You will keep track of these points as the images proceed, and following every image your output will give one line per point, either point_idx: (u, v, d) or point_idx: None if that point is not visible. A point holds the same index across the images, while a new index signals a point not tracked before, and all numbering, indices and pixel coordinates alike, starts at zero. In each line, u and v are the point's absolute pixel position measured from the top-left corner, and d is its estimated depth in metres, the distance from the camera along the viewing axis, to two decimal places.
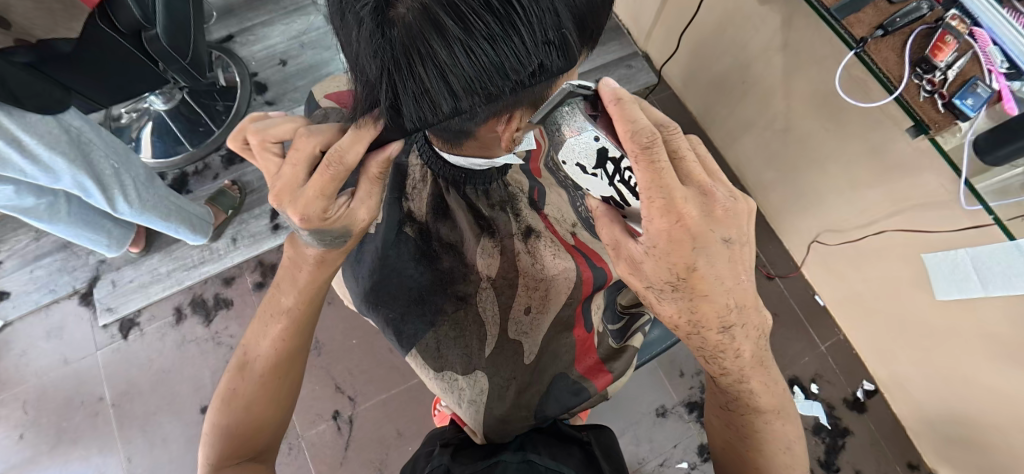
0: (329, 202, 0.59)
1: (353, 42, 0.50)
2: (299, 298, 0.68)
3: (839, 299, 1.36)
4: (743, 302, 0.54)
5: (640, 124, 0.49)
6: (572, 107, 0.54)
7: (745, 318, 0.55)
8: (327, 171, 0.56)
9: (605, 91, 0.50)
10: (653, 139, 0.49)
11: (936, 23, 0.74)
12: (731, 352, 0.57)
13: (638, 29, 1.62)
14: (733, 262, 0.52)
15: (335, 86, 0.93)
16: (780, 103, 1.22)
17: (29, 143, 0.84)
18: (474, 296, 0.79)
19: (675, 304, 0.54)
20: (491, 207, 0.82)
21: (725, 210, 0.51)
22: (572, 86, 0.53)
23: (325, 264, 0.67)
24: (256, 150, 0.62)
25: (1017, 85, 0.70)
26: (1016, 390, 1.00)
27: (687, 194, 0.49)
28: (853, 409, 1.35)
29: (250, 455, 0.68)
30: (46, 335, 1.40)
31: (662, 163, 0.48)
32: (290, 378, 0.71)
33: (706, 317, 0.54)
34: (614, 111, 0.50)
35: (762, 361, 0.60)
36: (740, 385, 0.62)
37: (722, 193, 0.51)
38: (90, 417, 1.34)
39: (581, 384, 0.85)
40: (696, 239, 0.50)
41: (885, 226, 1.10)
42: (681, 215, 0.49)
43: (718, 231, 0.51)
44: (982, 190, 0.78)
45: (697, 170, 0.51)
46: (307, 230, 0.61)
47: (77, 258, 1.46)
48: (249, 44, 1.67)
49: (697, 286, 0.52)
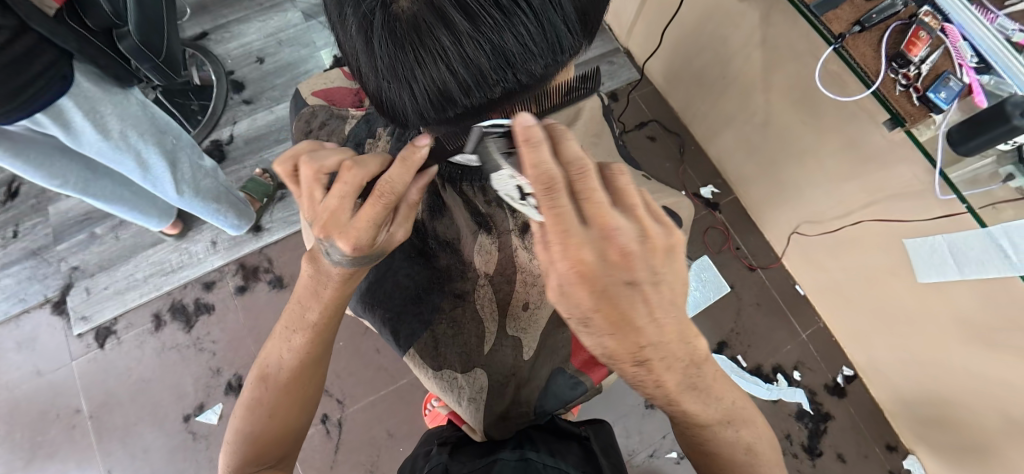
0: (377, 229, 0.57)
1: (354, 38, 0.49)
2: (323, 312, 0.66)
3: (819, 288, 1.40)
4: (660, 338, 0.49)
5: (545, 167, 0.47)
6: (489, 145, 0.54)
7: (664, 351, 0.50)
8: (380, 200, 0.55)
9: (519, 130, 0.48)
10: (553, 184, 0.47)
11: (910, 20, 0.76)
12: (651, 382, 0.53)
13: (619, 25, 1.63)
14: (642, 304, 0.47)
15: (322, 83, 0.91)
16: (760, 98, 1.24)
17: (106, 116, 0.87)
18: (471, 294, 0.81)
19: (594, 340, 0.50)
20: (489, 203, 0.78)
21: (625, 253, 0.46)
22: (482, 127, 0.54)
23: (351, 278, 0.64)
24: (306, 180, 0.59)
25: (985, 79, 0.71)
26: (987, 371, 1.04)
27: (583, 238, 0.46)
28: (834, 394, 1.40)
29: (271, 462, 0.66)
30: (17, 347, 1.34)
31: (563, 208, 0.46)
32: (313, 385, 0.71)
33: (618, 353, 0.50)
34: (524, 152, 0.48)
35: (691, 387, 0.55)
36: (673, 406, 0.57)
37: (627, 235, 0.47)
38: (66, 430, 1.29)
39: (580, 377, 0.78)
40: (597, 284, 0.46)
41: (862, 216, 1.14)
42: (577, 259, 0.46)
43: (618, 275, 0.46)
44: (955, 179, 0.81)
45: (603, 210, 0.47)
46: (350, 256, 0.59)
47: (48, 265, 1.40)
48: (224, 41, 1.63)
49: (606, 325, 0.48)
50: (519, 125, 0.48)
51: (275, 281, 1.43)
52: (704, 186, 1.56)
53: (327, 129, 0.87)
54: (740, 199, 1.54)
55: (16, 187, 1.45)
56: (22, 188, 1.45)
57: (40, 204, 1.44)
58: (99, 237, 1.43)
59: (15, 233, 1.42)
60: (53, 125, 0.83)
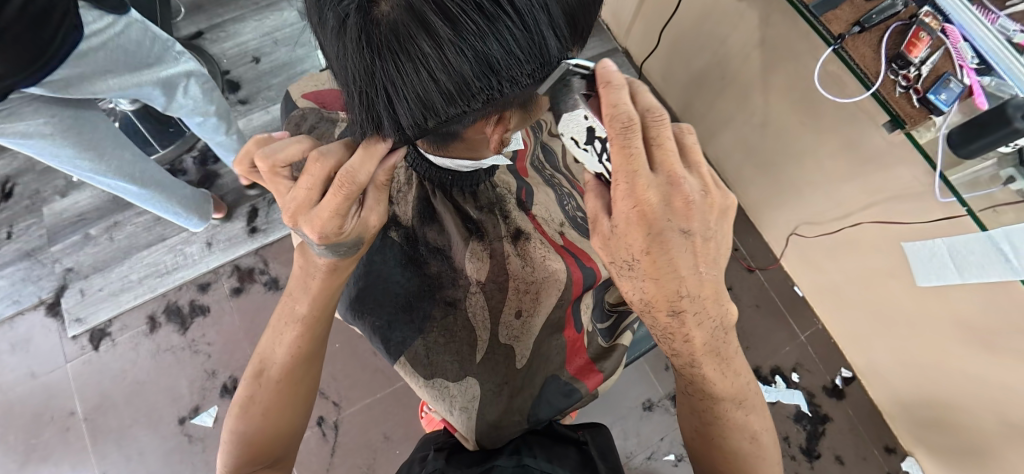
0: (343, 219, 0.58)
1: (335, 44, 0.48)
2: (312, 305, 0.66)
3: (817, 290, 1.39)
4: (698, 291, 0.51)
5: (624, 109, 0.49)
6: (568, 85, 0.52)
7: (699, 306, 0.52)
8: (341, 191, 0.55)
9: (601, 73, 0.50)
10: (630, 125, 0.48)
11: (910, 20, 0.74)
12: (679, 337, 0.54)
13: (618, 24, 1.62)
14: (690, 254, 0.50)
15: (313, 85, 0.91)
16: (759, 99, 1.23)
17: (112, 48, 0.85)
18: (464, 301, 0.79)
19: (632, 284, 0.53)
20: (479, 208, 0.82)
21: (689, 203, 0.49)
22: (568, 65, 0.51)
23: (336, 271, 0.66)
24: (265, 173, 0.59)
25: (986, 80, 0.70)
26: (987, 374, 1.03)
27: (650, 181, 0.48)
28: (832, 396, 1.39)
29: (267, 461, 0.67)
30: (12, 349, 1.34)
31: (635, 148, 0.48)
32: (305, 384, 0.69)
33: (655, 299, 0.52)
34: (603, 93, 0.50)
35: (715, 353, 0.56)
36: (692, 368, 0.58)
37: (691, 187, 0.50)
38: (61, 433, 1.29)
39: (573, 385, 0.85)
40: (655, 226, 0.49)
41: (860, 218, 1.13)
42: (641, 201, 0.48)
43: (676, 221, 0.49)
44: (954, 181, 0.80)
45: (672, 158, 0.49)
46: (323, 244, 0.61)
47: (42, 267, 1.39)
48: (220, 40, 1.62)
49: (650, 270, 0.50)
50: (600, 70, 0.50)
51: (271, 282, 1.42)
52: None
53: (317, 132, 0.86)
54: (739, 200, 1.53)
55: (11, 188, 1.44)
56: (17, 189, 1.44)
57: (34, 205, 1.43)
58: (93, 238, 1.42)
59: (9, 234, 1.41)
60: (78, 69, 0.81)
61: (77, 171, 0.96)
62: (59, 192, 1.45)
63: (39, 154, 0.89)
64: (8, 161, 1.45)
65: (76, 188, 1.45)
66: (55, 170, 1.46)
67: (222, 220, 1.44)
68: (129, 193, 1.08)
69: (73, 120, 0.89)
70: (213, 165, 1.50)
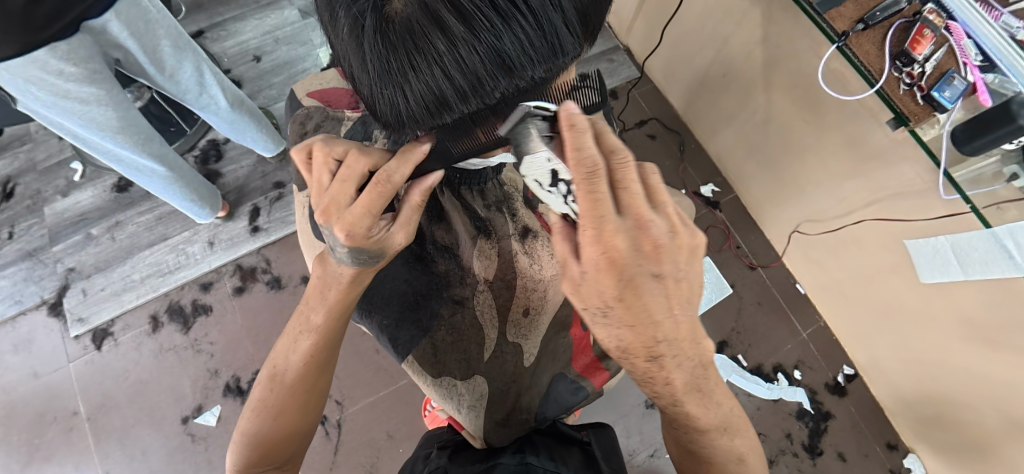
0: (374, 220, 0.59)
1: (348, 41, 0.48)
2: (329, 313, 0.67)
3: (819, 287, 1.39)
4: (675, 335, 0.49)
5: (587, 152, 0.47)
6: (529, 128, 0.53)
7: (677, 349, 0.50)
8: (378, 187, 0.57)
9: (565, 115, 0.48)
10: (594, 169, 0.47)
11: (914, 17, 0.75)
12: (660, 379, 0.52)
13: (619, 22, 1.61)
14: (663, 296, 0.48)
15: (318, 84, 0.91)
16: (761, 97, 1.24)
17: (155, 17, 0.90)
18: (471, 300, 0.81)
19: (608, 332, 0.50)
20: (487, 207, 0.80)
21: (658, 246, 0.47)
22: (528, 106, 0.52)
23: (358, 281, 0.66)
24: (315, 164, 0.61)
25: (990, 77, 0.69)
26: (989, 370, 1.04)
27: (617, 227, 0.46)
28: (834, 393, 1.39)
29: (277, 463, 0.67)
30: (14, 349, 1.33)
31: (601, 194, 0.47)
32: (318, 387, 0.70)
33: (632, 346, 0.50)
34: (567, 136, 0.48)
35: (697, 390, 0.54)
36: (676, 407, 0.56)
37: (661, 229, 0.47)
38: (65, 433, 1.29)
39: (579, 383, 0.83)
40: (626, 272, 0.47)
41: (862, 216, 1.13)
42: (608, 246, 0.46)
43: (647, 266, 0.47)
44: (959, 178, 0.79)
45: (637, 201, 0.47)
46: (347, 247, 0.60)
47: (43, 267, 1.39)
48: (221, 40, 1.61)
49: (625, 316, 0.48)
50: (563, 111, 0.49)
51: (274, 281, 1.42)
52: (704, 185, 1.55)
53: (323, 131, 0.86)
54: (741, 198, 1.53)
55: (12, 188, 1.43)
56: (18, 189, 1.43)
57: (36, 205, 1.43)
58: (95, 238, 1.41)
59: (10, 234, 1.40)
60: (127, 27, 0.85)
61: (112, 147, 0.97)
62: (61, 192, 1.44)
63: (83, 126, 0.89)
64: (8, 161, 1.45)
65: (77, 187, 1.45)
66: (56, 169, 1.46)
67: (224, 219, 1.44)
68: (152, 176, 1.09)
69: (121, 92, 0.91)
70: (214, 164, 1.50)
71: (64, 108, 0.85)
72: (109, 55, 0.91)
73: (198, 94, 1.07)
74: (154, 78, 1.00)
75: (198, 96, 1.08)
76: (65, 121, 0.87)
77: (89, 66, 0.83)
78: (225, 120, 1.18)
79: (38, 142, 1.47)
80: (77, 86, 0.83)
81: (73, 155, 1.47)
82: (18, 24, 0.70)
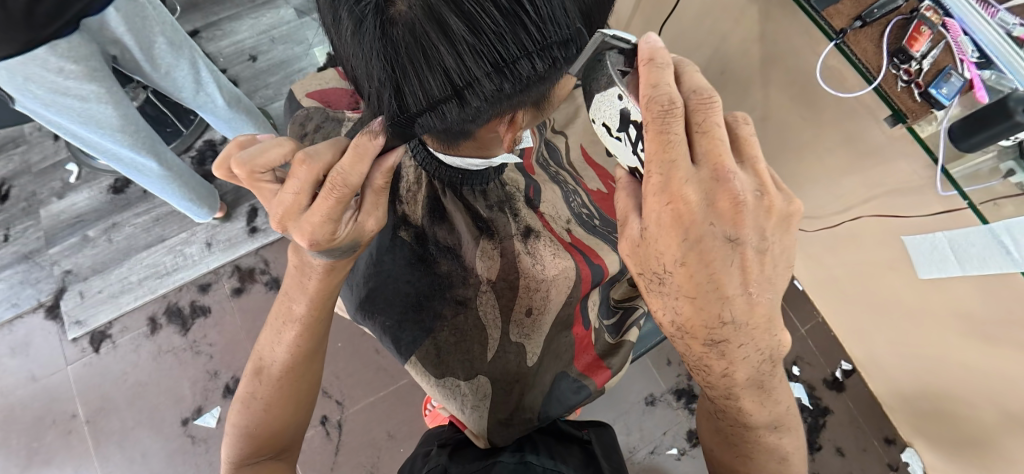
0: (336, 224, 0.57)
1: (352, 41, 0.48)
2: (310, 304, 0.65)
3: (817, 283, 1.40)
4: (744, 318, 0.50)
5: (665, 90, 0.48)
6: (605, 59, 0.52)
7: (744, 337, 0.51)
8: (332, 195, 0.54)
9: (646, 48, 0.50)
10: (669, 108, 0.48)
11: (911, 14, 0.74)
12: (718, 368, 0.55)
13: (617, 19, 1.61)
14: (736, 266, 0.48)
15: (316, 84, 0.91)
16: (759, 94, 1.24)
17: (153, 15, 0.90)
18: (474, 300, 0.79)
19: (666, 303, 0.52)
20: (490, 207, 0.81)
21: (734, 204, 0.47)
22: (606, 35, 0.50)
23: (334, 270, 0.64)
24: (243, 179, 0.58)
25: (987, 74, 0.69)
26: (986, 365, 1.04)
27: (690, 175, 0.47)
28: (832, 389, 1.42)
29: (272, 453, 0.69)
30: (12, 352, 1.33)
31: (674, 135, 0.47)
32: (307, 380, 0.70)
33: (691, 323, 0.52)
34: (644, 70, 0.49)
35: (757, 386, 0.56)
36: (729, 402, 0.59)
37: (741, 184, 0.47)
38: (63, 436, 1.28)
39: (581, 381, 0.88)
40: (692, 230, 0.47)
41: (860, 213, 1.14)
42: (676, 197, 0.47)
43: (718, 227, 0.47)
44: (957, 174, 0.80)
45: (719, 152, 0.47)
46: (316, 251, 0.60)
47: (40, 269, 1.38)
48: (216, 39, 1.61)
49: (684, 286, 0.50)
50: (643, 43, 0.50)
51: (272, 282, 1.41)
52: None
53: (323, 132, 0.85)
54: None
55: (7, 190, 1.42)
56: (13, 191, 1.42)
57: (31, 207, 1.42)
58: (91, 240, 1.41)
59: (6, 237, 1.39)
60: (125, 24, 0.85)
61: (111, 146, 0.97)
62: (56, 194, 1.43)
63: (84, 124, 0.89)
64: (3, 163, 1.44)
65: (73, 189, 1.44)
66: (52, 171, 1.45)
67: (222, 219, 1.43)
68: (150, 177, 1.09)
69: (120, 90, 0.91)
70: (211, 165, 1.49)
71: (64, 106, 0.84)
72: (106, 53, 0.91)
73: (195, 92, 1.07)
74: (149, 75, 1.00)
75: (195, 95, 1.08)
76: (64, 120, 0.87)
77: (90, 63, 0.83)
78: (222, 118, 1.18)
79: (32, 144, 1.46)
80: (77, 83, 0.82)
81: (68, 156, 1.45)
82: (20, 24, 0.69)
